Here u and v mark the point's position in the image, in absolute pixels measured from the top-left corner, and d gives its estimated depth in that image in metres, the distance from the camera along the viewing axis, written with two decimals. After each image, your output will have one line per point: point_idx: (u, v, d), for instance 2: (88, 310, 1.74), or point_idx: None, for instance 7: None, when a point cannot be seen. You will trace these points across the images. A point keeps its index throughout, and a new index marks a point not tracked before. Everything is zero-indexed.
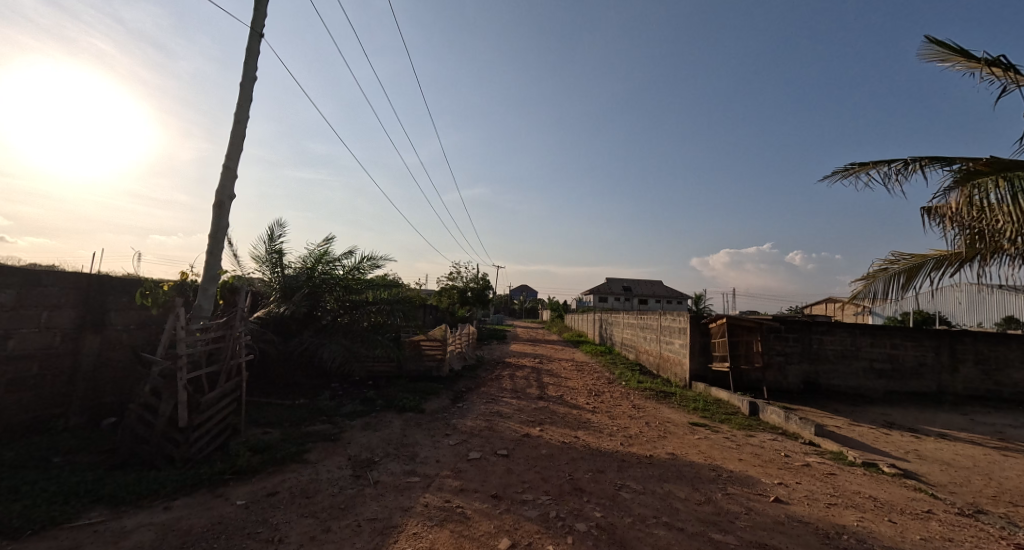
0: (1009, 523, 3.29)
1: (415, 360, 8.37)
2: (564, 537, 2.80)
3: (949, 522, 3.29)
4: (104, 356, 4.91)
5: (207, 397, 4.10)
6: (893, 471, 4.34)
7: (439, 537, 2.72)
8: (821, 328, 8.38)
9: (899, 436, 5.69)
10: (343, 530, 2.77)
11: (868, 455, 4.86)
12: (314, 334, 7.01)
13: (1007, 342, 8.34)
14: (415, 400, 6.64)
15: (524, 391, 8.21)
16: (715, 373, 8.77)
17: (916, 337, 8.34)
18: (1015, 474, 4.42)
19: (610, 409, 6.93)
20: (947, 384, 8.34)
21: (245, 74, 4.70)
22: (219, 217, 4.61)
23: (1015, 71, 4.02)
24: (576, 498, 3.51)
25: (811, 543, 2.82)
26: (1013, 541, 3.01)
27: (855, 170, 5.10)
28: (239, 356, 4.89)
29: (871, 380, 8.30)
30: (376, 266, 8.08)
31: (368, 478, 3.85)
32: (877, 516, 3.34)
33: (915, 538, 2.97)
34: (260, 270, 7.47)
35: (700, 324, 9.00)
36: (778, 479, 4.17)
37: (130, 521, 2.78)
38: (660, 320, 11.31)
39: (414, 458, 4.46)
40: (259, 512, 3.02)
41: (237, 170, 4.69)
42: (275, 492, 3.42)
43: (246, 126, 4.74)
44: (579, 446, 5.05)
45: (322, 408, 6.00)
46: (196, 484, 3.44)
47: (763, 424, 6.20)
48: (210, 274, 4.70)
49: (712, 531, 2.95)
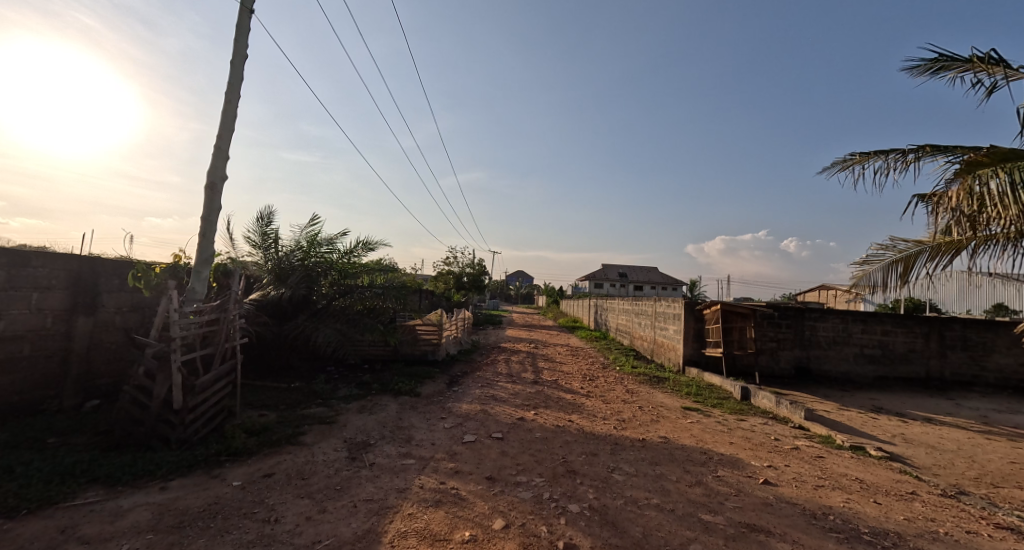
0: (989, 504, 3.39)
1: (410, 345, 8.32)
2: (556, 518, 2.85)
3: (931, 502, 3.38)
4: (97, 337, 4.89)
5: (202, 379, 4.08)
6: (880, 454, 4.44)
7: (434, 518, 2.76)
8: (813, 314, 8.49)
9: (886, 421, 5.79)
10: (339, 510, 2.81)
11: (855, 439, 4.95)
12: (310, 318, 6.97)
13: (995, 329, 8.44)
14: (410, 384, 6.67)
15: (519, 375, 8.26)
16: (709, 359, 8.87)
17: (906, 324, 8.43)
18: (997, 457, 4.53)
19: (604, 394, 6.98)
20: (935, 370, 8.47)
21: (235, 52, 4.56)
22: (212, 199, 4.55)
23: (1005, 66, 3.98)
24: (569, 480, 3.57)
25: (797, 524, 2.88)
26: (993, 521, 3.10)
27: (855, 161, 5.05)
28: (233, 339, 4.89)
29: (862, 366, 8.42)
30: (370, 251, 8.00)
31: (364, 460, 3.89)
32: (862, 497, 3.43)
33: (899, 518, 3.05)
34: (253, 253, 7.36)
35: (694, 310, 9.07)
36: (768, 461, 4.25)
37: (125, 501, 2.79)
38: (655, 306, 11.35)
39: (410, 441, 4.51)
40: (255, 493, 3.05)
41: (228, 151, 4.59)
42: (271, 474, 3.44)
43: (237, 105, 4.62)
44: (573, 429, 5.12)
45: (317, 392, 6.02)
46: (192, 465, 3.46)
47: (755, 409, 6.27)
48: (204, 256, 4.63)
49: (703, 512, 3.02)
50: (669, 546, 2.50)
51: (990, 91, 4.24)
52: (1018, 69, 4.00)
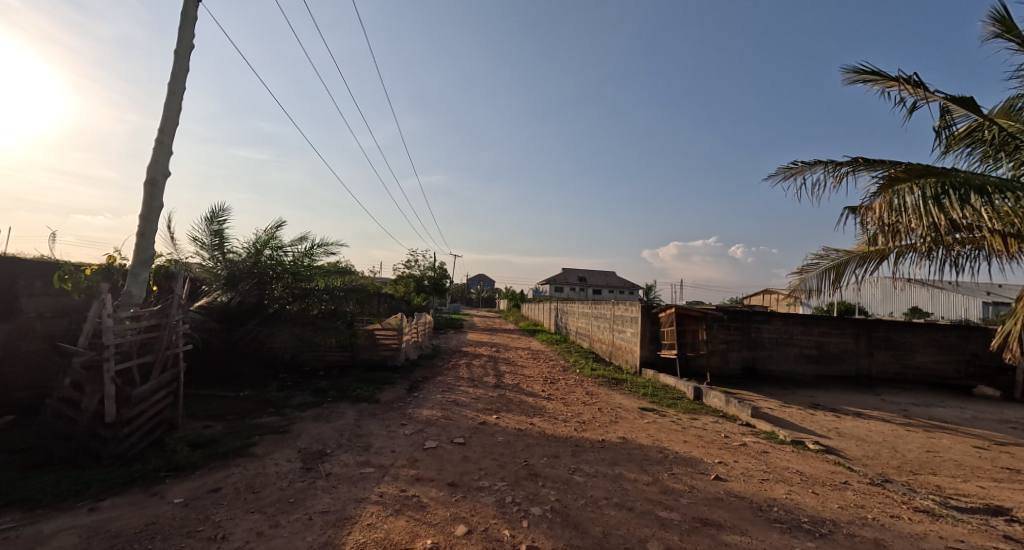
0: (910, 489, 3.71)
1: (369, 350, 8.12)
2: (519, 521, 2.86)
3: (861, 491, 3.66)
4: (16, 346, 4.45)
5: (139, 389, 3.82)
6: (817, 447, 4.76)
7: (395, 527, 2.70)
8: (759, 317, 9.00)
9: (823, 416, 6.22)
10: (293, 524, 2.70)
11: (796, 434, 5.28)
12: (261, 323, 6.66)
13: (915, 329, 9.27)
14: (369, 390, 6.50)
15: (481, 379, 8.23)
16: (664, 360, 9.20)
17: (840, 326, 9.10)
18: (916, 447, 4.97)
19: (565, 396, 7.09)
20: (866, 368, 9.17)
21: (180, 41, 4.32)
22: (152, 196, 4.26)
23: (925, 88, 4.40)
24: (531, 483, 3.59)
25: (745, 516, 3.04)
26: (913, 505, 3.40)
27: (797, 170, 5.40)
28: (176, 346, 4.60)
29: (804, 365, 9.00)
30: (328, 252, 7.76)
31: (320, 470, 3.75)
32: (803, 488, 3.67)
33: (834, 506, 3.28)
34: (200, 254, 6.96)
35: (651, 313, 9.38)
36: (718, 458, 4.46)
37: (49, 525, 2.56)
38: (613, 309, 11.65)
39: (369, 448, 4.39)
40: (199, 510, 2.88)
41: (171, 145, 4.34)
42: (217, 488, 3.26)
43: (182, 97, 4.38)
44: (535, 432, 5.15)
45: (270, 400, 5.75)
46: (127, 482, 3.22)
47: (706, 408, 6.57)
48: (142, 257, 4.32)
49: (659, 509, 3.12)
50: (627, 544, 2.57)
51: (912, 110, 4.68)
52: (935, 92, 4.43)
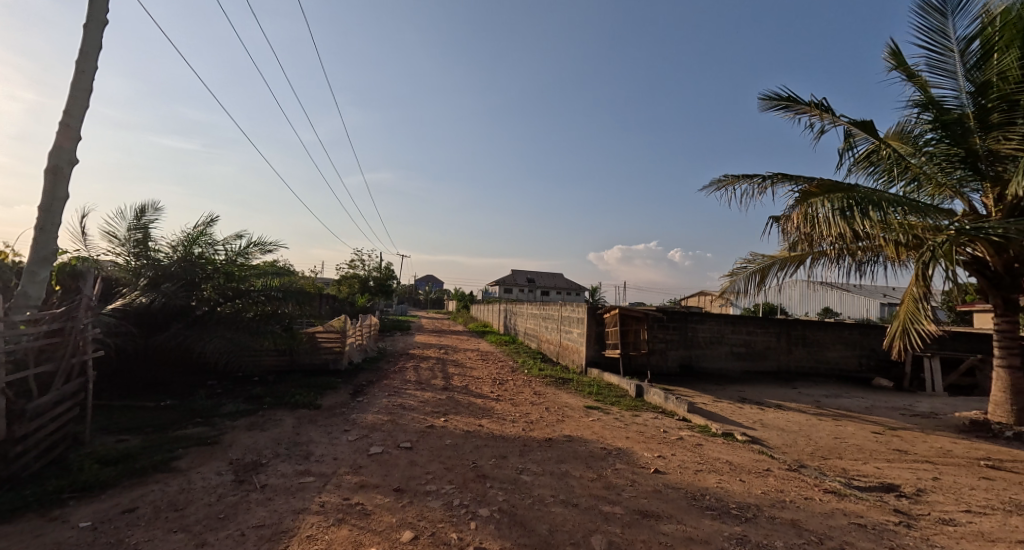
0: (821, 473, 4.11)
1: (309, 354, 7.77)
2: (467, 523, 2.85)
3: (781, 476, 4.00)
4: None
5: (36, 402, 3.39)
6: (744, 438, 5.14)
7: (338, 537, 2.59)
8: (695, 317, 9.58)
9: (750, 409, 6.73)
10: (222, 541, 2.51)
11: (726, 426, 5.67)
12: (187, 327, 6.14)
13: (829, 328, 10.29)
14: (310, 396, 6.21)
15: (428, 382, 8.11)
16: (608, 359, 9.55)
17: (767, 325, 9.90)
18: (827, 434, 5.52)
19: (513, 397, 7.15)
20: (789, 364, 10.05)
21: (91, 15, 3.90)
22: (54, 185, 3.81)
23: (831, 113, 4.89)
24: (479, 485, 3.59)
25: (680, 506, 3.22)
26: (824, 486, 3.77)
27: (727, 182, 5.81)
28: (83, 353, 4.14)
29: (735, 362, 9.69)
30: (265, 252, 7.34)
31: (254, 482, 3.53)
32: (732, 476, 3.95)
33: (758, 492, 3.56)
34: (116, 250, 6.32)
35: (596, 314, 9.70)
36: (657, 452, 4.69)
37: None
38: (561, 310, 11.91)
39: (309, 457, 4.19)
40: (110, 533, 2.60)
41: (80, 129, 3.91)
42: (133, 508, 2.97)
43: (93, 77, 3.96)
44: (483, 433, 5.16)
45: (197, 410, 5.32)
46: (21, 508, 2.85)
47: (647, 404, 6.89)
48: (42, 254, 3.85)
49: (603, 504, 3.23)
50: (572, 540, 2.63)
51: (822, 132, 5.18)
52: (840, 117, 4.93)
